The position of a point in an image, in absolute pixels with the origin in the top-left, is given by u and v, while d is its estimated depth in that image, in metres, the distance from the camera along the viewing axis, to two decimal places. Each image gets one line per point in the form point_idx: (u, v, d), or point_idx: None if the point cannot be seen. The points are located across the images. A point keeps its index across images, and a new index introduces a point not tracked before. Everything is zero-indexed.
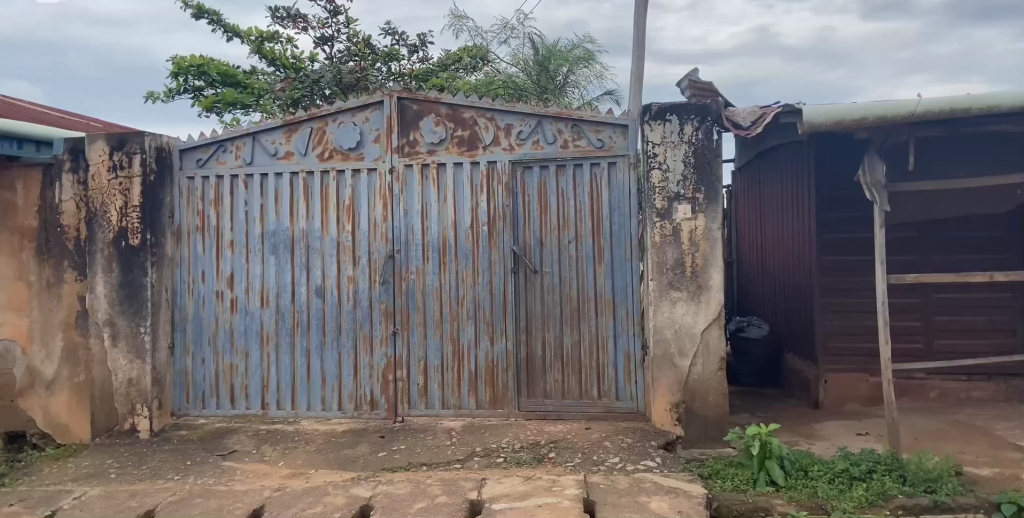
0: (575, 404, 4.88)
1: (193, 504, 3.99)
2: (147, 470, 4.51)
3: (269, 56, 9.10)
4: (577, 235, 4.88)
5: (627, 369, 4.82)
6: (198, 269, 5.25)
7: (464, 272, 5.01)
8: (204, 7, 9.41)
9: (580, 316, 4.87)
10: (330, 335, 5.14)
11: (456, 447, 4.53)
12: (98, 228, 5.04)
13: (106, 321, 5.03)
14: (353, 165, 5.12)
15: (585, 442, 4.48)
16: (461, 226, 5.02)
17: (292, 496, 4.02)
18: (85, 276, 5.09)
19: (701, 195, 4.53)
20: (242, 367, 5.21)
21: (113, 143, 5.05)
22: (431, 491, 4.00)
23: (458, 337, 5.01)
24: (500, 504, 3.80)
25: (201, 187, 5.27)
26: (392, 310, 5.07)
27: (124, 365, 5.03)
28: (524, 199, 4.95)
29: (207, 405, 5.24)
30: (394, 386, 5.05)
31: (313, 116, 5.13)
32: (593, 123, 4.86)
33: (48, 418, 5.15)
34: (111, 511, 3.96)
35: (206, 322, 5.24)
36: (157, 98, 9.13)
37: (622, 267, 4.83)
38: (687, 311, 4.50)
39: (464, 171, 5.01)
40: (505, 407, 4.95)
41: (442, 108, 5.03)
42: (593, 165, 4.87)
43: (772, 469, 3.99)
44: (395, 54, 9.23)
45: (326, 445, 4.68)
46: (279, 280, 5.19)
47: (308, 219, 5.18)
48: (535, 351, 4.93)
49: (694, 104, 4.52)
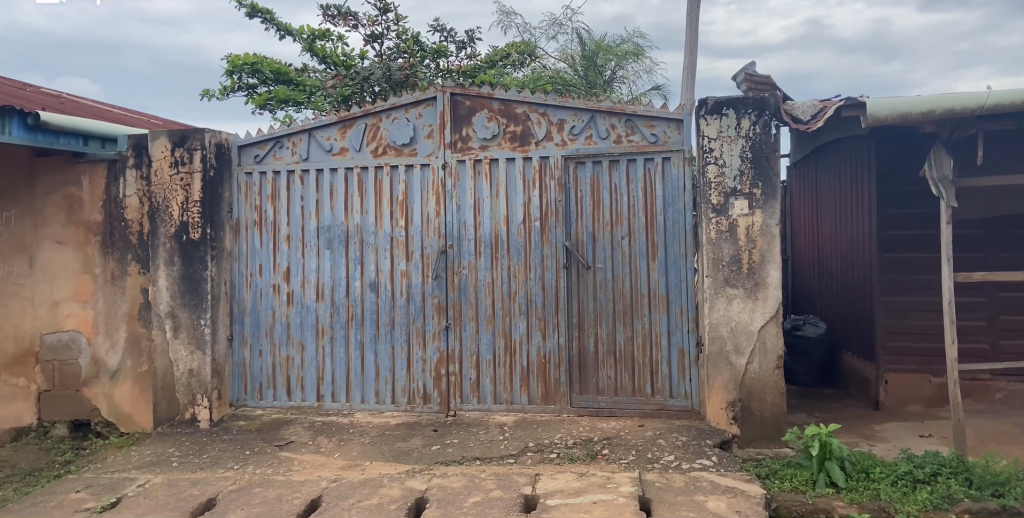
0: (627, 401, 4.84)
1: (253, 493, 4.07)
2: (208, 459, 4.62)
3: (320, 53, 9.20)
4: (630, 230, 4.85)
5: (681, 366, 4.76)
6: (256, 263, 5.37)
7: (516, 267, 5.01)
8: (258, 6, 9.55)
9: (633, 312, 4.84)
10: (383, 328, 5.19)
11: (508, 442, 4.53)
12: (161, 222, 5.19)
13: (168, 313, 5.16)
14: (406, 160, 5.16)
15: (639, 440, 4.44)
16: (513, 221, 5.02)
17: (349, 487, 4.08)
18: (148, 269, 5.23)
19: (758, 191, 4.46)
20: (298, 359, 5.30)
21: (175, 139, 5.20)
22: (485, 485, 4.02)
23: (510, 332, 5.02)
24: (555, 499, 3.80)
25: (258, 182, 5.38)
26: (445, 305, 5.10)
27: (185, 356, 5.15)
28: (577, 194, 4.93)
29: (264, 396, 5.35)
30: (446, 380, 5.08)
31: (367, 112, 5.20)
32: (647, 118, 4.81)
33: (111, 407, 5.29)
34: (173, 500, 4.07)
35: (264, 315, 5.34)
36: (212, 96, 9.28)
37: (676, 263, 4.78)
38: (744, 309, 4.44)
39: (516, 166, 5.01)
40: (558, 403, 4.94)
41: (494, 104, 5.04)
42: (647, 160, 4.83)
43: (832, 469, 3.91)
44: (444, 51, 9.25)
45: (380, 437, 4.74)
46: (334, 274, 5.27)
47: (362, 213, 5.24)
48: (587, 346, 4.91)
49: (752, 98, 4.46)
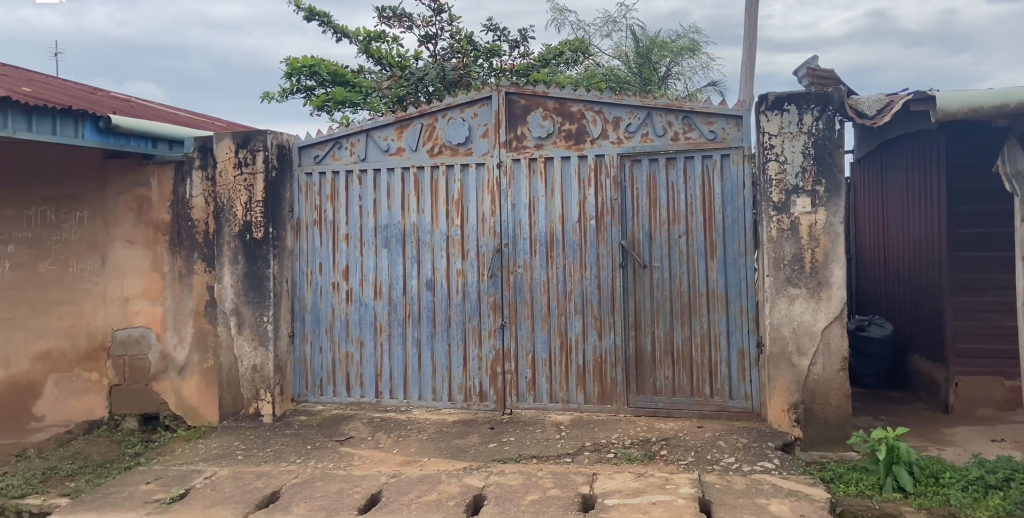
0: (685, 402, 4.79)
1: (315, 487, 4.16)
2: (271, 452, 4.74)
3: (375, 55, 9.33)
4: (688, 229, 4.79)
5: (742, 367, 4.69)
6: (316, 261, 5.48)
7: (572, 266, 5.00)
8: (316, 9, 9.74)
9: (691, 312, 4.78)
10: (440, 326, 5.24)
11: (565, 441, 4.53)
12: (226, 222, 5.34)
13: (233, 309, 5.31)
14: (462, 160, 5.19)
15: (698, 441, 4.39)
16: (568, 220, 5.01)
17: (407, 483, 4.14)
18: (213, 267, 5.39)
19: (821, 188, 4.35)
20: (357, 356, 5.39)
21: (238, 141, 5.34)
22: (542, 483, 4.03)
23: (566, 330, 5.01)
24: (613, 499, 3.78)
25: (318, 182, 5.50)
26: (500, 303, 5.12)
27: (249, 352, 5.29)
28: (633, 192, 4.89)
29: (324, 392, 5.46)
30: (503, 378, 5.10)
31: (423, 112, 5.25)
32: (705, 114, 4.74)
33: (179, 401, 5.46)
34: (239, 492, 4.18)
35: (324, 312, 5.46)
36: (272, 98, 9.50)
37: (735, 261, 4.70)
38: (807, 309, 4.35)
39: (571, 164, 5.00)
40: (615, 402, 4.91)
41: (549, 102, 5.04)
42: (705, 157, 4.76)
43: (899, 474, 3.80)
44: (497, 50, 9.29)
45: (437, 434, 4.79)
46: (392, 273, 5.34)
47: (419, 212, 5.30)
48: (644, 345, 4.87)
49: (814, 93, 4.36)
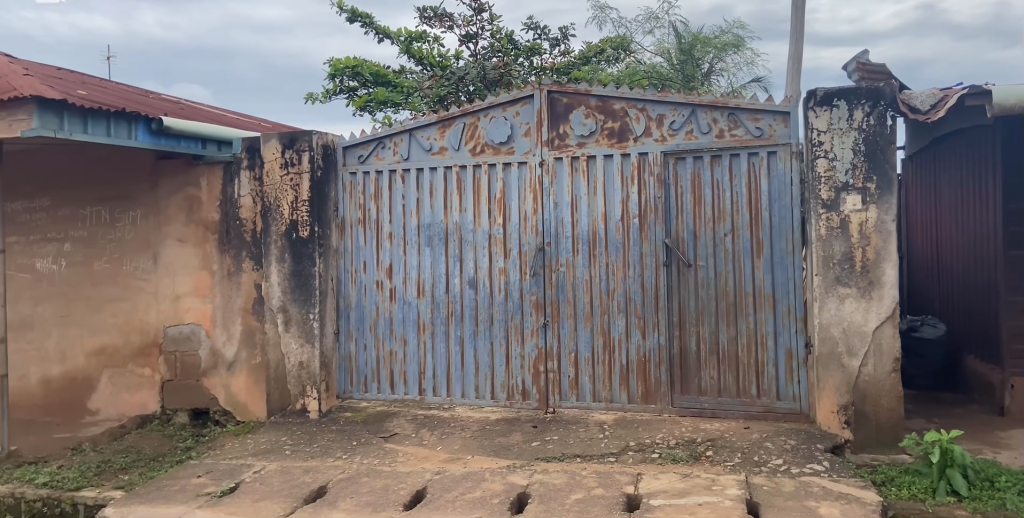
0: (731, 402, 4.73)
1: (361, 483, 4.21)
2: (318, 448, 4.81)
3: (417, 55, 9.40)
4: (733, 228, 4.73)
5: (789, 367, 4.62)
6: (360, 260, 5.55)
7: (615, 264, 4.98)
8: (358, 11, 9.85)
9: (737, 311, 4.72)
10: (482, 325, 5.26)
11: (609, 441, 4.51)
12: (273, 221, 5.43)
13: (280, 307, 5.40)
14: (504, 158, 5.20)
15: (745, 442, 4.34)
16: (611, 218, 4.99)
17: (452, 480, 4.16)
18: (261, 265, 5.48)
19: (872, 186, 4.26)
20: (400, 353, 5.44)
21: (284, 142, 5.42)
22: (586, 483, 4.01)
23: (609, 330, 4.98)
24: (658, 500, 3.76)
25: (362, 182, 5.56)
26: (543, 302, 5.12)
27: (296, 349, 5.37)
28: (678, 190, 4.84)
29: (369, 388, 5.52)
30: (545, 377, 5.10)
31: (465, 112, 5.27)
32: (751, 111, 4.68)
33: (229, 396, 5.58)
34: (288, 486, 4.25)
35: (368, 310, 5.52)
36: (316, 99, 9.64)
37: (783, 260, 4.63)
38: (857, 309, 4.26)
39: (614, 162, 4.98)
40: (659, 402, 4.87)
41: (592, 100, 5.01)
42: (751, 154, 4.69)
43: (953, 477, 3.70)
44: (537, 49, 9.28)
45: (480, 432, 4.81)
46: (435, 271, 5.38)
47: (461, 211, 5.32)
48: (689, 345, 4.82)
49: (865, 88, 4.26)
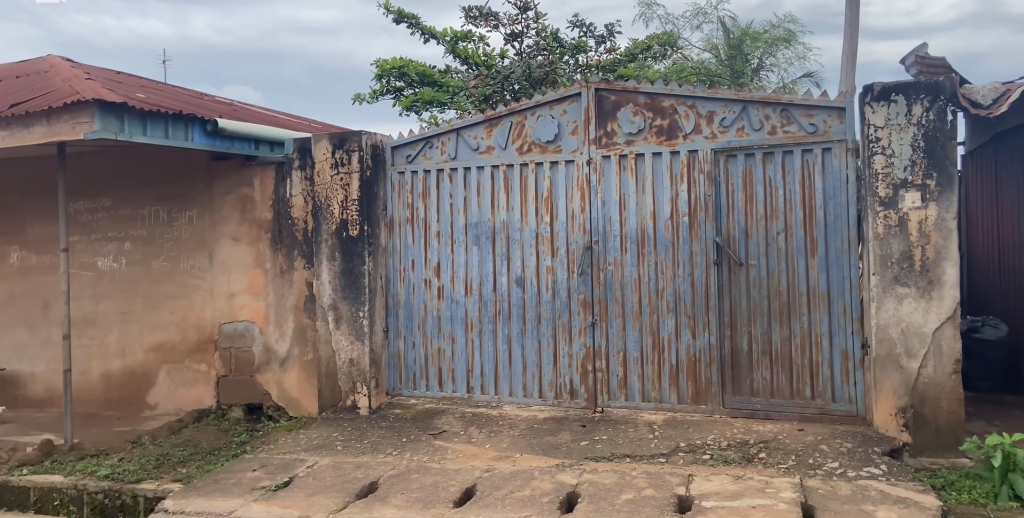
0: (784, 403, 4.66)
1: (412, 479, 4.25)
2: (369, 444, 4.87)
3: (462, 54, 9.44)
4: (786, 226, 4.64)
5: (845, 368, 4.53)
6: (408, 258, 5.60)
7: (664, 264, 4.93)
8: (404, 11, 9.93)
9: (790, 311, 4.64)
10: (530, 323, 5.26)
11: (659, 441, 4.48)
12: (324, 220, 5.52)
13: (331, 305, 5.49)
14: (551, 157, 5.19)
15: (799, 444, 4.26)
16: (660, 217, 4.94)
17: (501, 478, 4.18)
18: (312, 264, 5.57)
19: (931, 183, 4.14)
20: (449, 351, 5.48)
21: (335, 142, 5.50)
22: (637, 483, 3.99)
23: (658, 329, 4.94)
24: (710, 501, 3.71)
25: (410, 181, 5.61)
26: (591, 300, 5.10)
27: (346, 346, 5.45)
28: (729, 188, 4.78)
29: (418, 386, 5.58)
30: (594, 376, 5.08)
31: (513, 111, 5.28)
32: (805, 107, 4.58)
33: (282, 392, 5.68)
34: (340, 481, 4.32)
35: (416, 308, 5.57)
36: (363, 100, 9.76)
37: (838, 259, 4.53)
38: (916, 309, 4.15)
39: (663, 160, 4.93)
40: (709, 403, 4.82)
41: (640, 97, 4.97)
42: (805, 151, 4.60)
43: (1016, 482, 3.59)
44: (583, 47, 9.25)
45: (529, 430, 4.82)
46: (482, 270, 5.40)
47: (508, 210, 5.33)
48: (740, 345, 4.76)
49: (924, 83, 4.15)
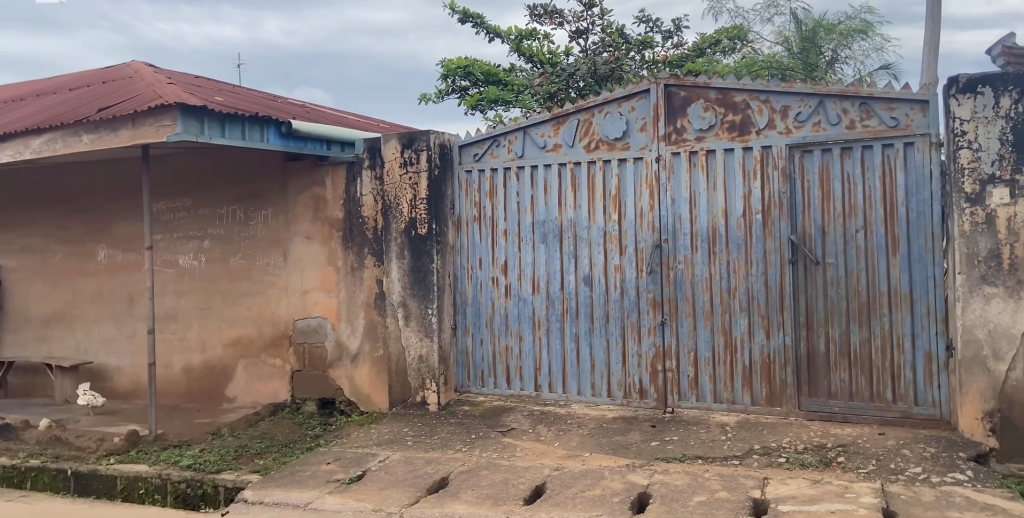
0: (863, 406, 4.51)
1: (482, 475, 4.28)
2: (439, 440, 4.93)
3: (527, 53, 9.45)
4: (866, 224, 4.49)
5: (928, 371, 4.35)
6: (476, 257, 5.64)
7: (736, 262, 4.83)
8: (469, 11, 10.00)
9: (870, 311, 4.49)
10: (598, 322, 5.23)
11: (732, 443, 4.39)
12: (393, 219, 5.60)
13: (400, 302, 5.57)
14: (619, 154, 5.15)
15: (880, 449, 4.11)
16: (732, 214, 4.84)
17: (571, 476, 4.17)
18: (381, 262, 5.67)
19: (1022, 177, 3.93)
20: (516, 349, 5.49)
21: (404, 141, 5.58)
22: (710, 485, 3.92)
23: (730, 329, 4.85)
24: (787, 505, 3.62)
25: (477, 180, 5.65)
26: (661, 299, 5.03)
27: (416, 343, 5.53)
28: (804, 185, 4.65)
29: (486, 383, 5.61)
30: (664, 376, 5.02)
31: (580, 108, 5.25)
32: (885, 100, 4.42)
33: (353, 387, 5.79)
34: (411, 476, 4.38)
35: (484, 306, 5.60)
36: (428, 99, 9.87)
37: (921, 257, 4.36)
38: (1005, 310, 3.95)
39: (735, 156, 4.82)
40: (784, 405, 4.70)
41: (711, 93, 4.88)
42: (885, 146, 4.44)
43: None
44: (649, 42, 9.14)
45: (598, 430, 4.79)
46: (549, 268, 5.39)
47: (576, 208, 5.31)
48: (817, 346, 4.63)
49: (1013, 73, 3.95)
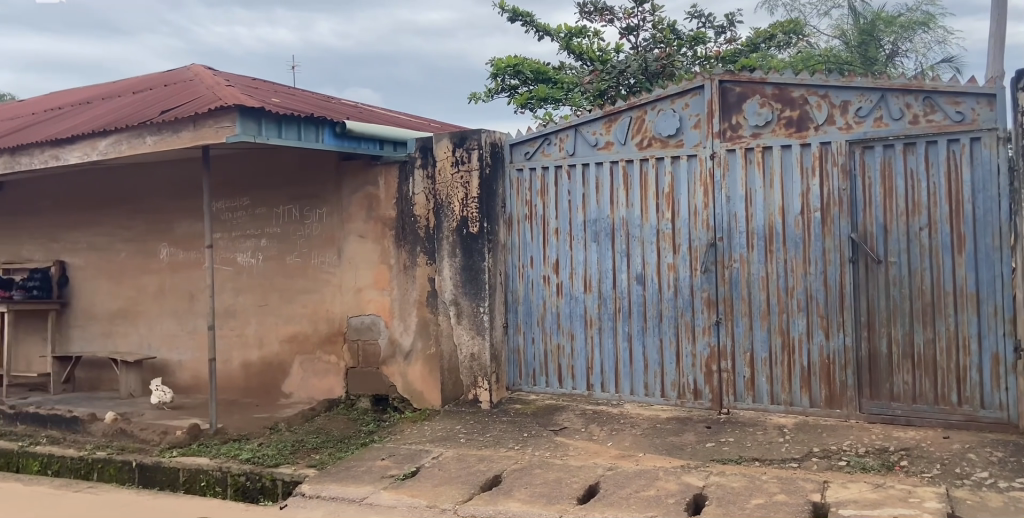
0: (927, 409, 4.37)
1: (535, 474, 4.28)
2: (492, 437, 4.95)
3: (577, 50, 9.41)
4: (930, 221, 4.35)
5: (996, 374, 4.20)
6: (527, 255, 5.64)
7: (794, 261, 4.73)
8: (519, 9, 9.98)
9: (934, 312, 4.35)
10: (651, 321, 5.18)
11: (790, 445, 4.31)
12: (445, 217, 5.64)
13: (452, 300, 5.61)
14: (672, 152, 5.08)
15: (945, 453, 3.98)
16: (790, 212, 4.74)
17: (625, 477, 4.14)
18: (433, 260, 5.72)
19: None
20: (568, 348, 5.48)
21: (455, 140, 5.61)
22: (768, 487, 3.85)
23: (788, 329, 4.75)
24: (848, 510, 3.53)
25: (528, 178, 5.65)
26: (716, 299, 4.96)
27: (468, 341, 5.57)
28: (865, 182, 4.52)
29: (537, 382, 5.61)
30: (719, 377, 4.94)
31: (632, 105, 5.21)
32: (950, 94, 4.27)
33: (406, 384, 5.85)
34: (464, 473, 4.41)
35: (535, 305, 5.60)
36: (479, 98, 9.89)
37: (989, 256, 4.21)
38: None
39: (793, 153, 4.72)
40: (845, 407, 4.58)
41: (768, 88, 4.78)
42: (950, 141, 4.30)
43: None
44: (702, 38, 9.01)
45: (651, 430, 4.75)
46: (601, 267, 5.36)
47: (628, 206, 5.26)
48: (878, 347, 4.50)
49: None
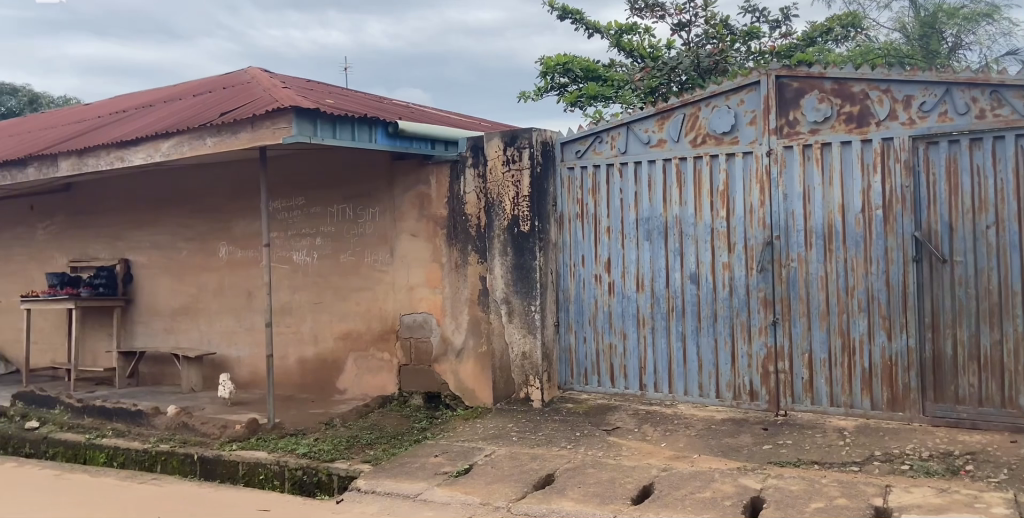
0: (995, 413, 4.21)
1: (589, 473, 4.26)
2: (544, 436, 4.95)
3: (627, 47, 9.34)
4: (999, 219, 4.20)
5: None
6: (579, 254, 5.62)
7: (854, 260, 4.60)
8: (569, 7, 9.96)
9: (1002, 313, 4.19)
10: (705, 321, 5.11)
11: (850, 448, 4.20)
12: (496, 216, 5.66)
13: (504, 299, 5.63)
14: (727, 149, 5.00)
15: (1014, 458, 3.83)
16: (850, 210, 4.62)
17: (679, 478, 4.09)
18: (484, 259, 5.74)
19: None
20: (620, 347, 5.44)
21: (506, 139, 5.62)
22: (828, 491, 3.76)
23: (848, 330, 4.63)
24: (912, 515, 3.43)
25: (580, 176, 5.62)
26: (772, 298, 4.86)
27: (519, 339, 5.57)
28: (930, 178, 4.38)
29: (589, 381, 5.59)
30: (775, 378, 4.85)
31: (686, 102, 5.14)
32: (1019, 88, 4.12)
33: (458, 382, 5.89)
34: (517, 471, 4.41)
35: (587, 303, 5.58)
36: (529, 97, 9.91)
37: None
38: None
39: (853, 149, 4.60)
40: (908, 410, 4.45)
41: (827, 83, 4.67)
42: (1020, 136, 4.14)
43: None
44: (756, 33, 8.85)
45: (706, 431, 4.68)
46: (654, 265, 5.30)
47: (681, 204, 5.19)
48: (943, 348, 4.36)
49: None
